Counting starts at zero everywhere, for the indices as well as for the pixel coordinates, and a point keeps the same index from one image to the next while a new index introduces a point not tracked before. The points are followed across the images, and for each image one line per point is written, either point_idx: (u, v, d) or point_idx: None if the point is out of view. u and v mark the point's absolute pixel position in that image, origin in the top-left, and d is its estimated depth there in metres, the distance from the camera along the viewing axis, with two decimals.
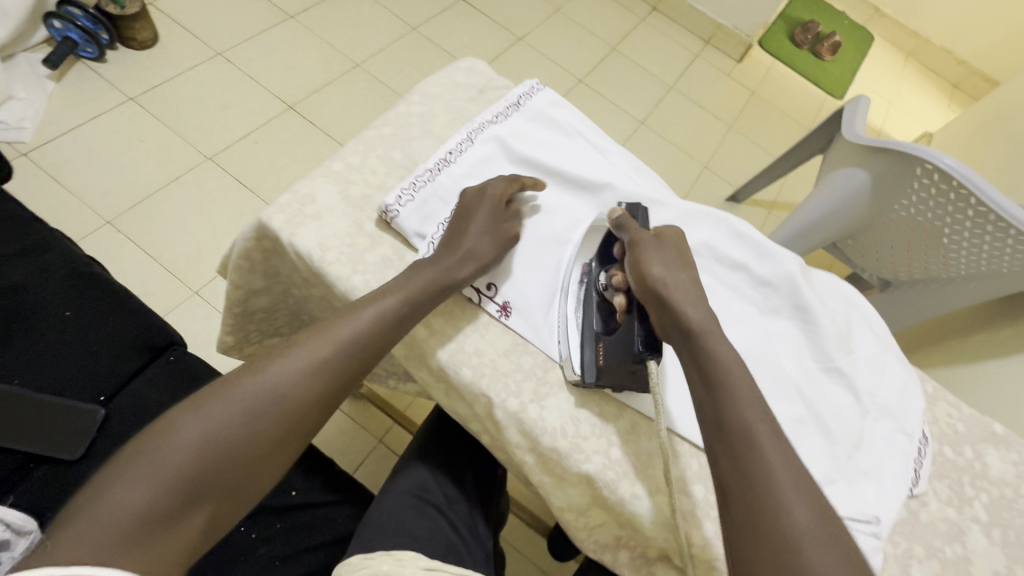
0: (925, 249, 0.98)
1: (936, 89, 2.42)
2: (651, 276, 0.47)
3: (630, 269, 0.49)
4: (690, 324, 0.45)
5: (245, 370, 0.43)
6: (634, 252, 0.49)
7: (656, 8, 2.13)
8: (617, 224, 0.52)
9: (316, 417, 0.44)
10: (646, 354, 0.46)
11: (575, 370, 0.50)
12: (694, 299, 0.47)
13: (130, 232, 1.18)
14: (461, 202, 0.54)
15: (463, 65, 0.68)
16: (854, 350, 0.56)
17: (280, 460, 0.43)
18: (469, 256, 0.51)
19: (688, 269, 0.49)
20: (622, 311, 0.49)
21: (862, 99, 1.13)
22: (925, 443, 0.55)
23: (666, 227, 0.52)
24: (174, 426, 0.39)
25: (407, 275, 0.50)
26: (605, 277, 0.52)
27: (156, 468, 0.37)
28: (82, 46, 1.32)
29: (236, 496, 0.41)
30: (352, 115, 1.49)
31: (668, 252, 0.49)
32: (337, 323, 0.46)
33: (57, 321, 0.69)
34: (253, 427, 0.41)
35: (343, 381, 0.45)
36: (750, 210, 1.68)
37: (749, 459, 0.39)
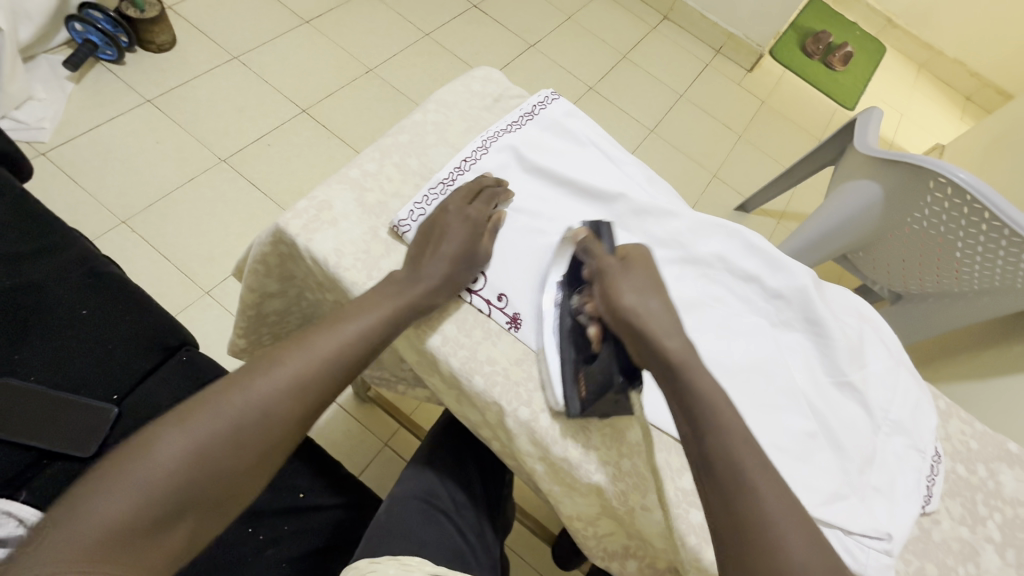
0: (937, 262, 0.97)
1: (948, 101, 2.41)
2: (624, 308, 0.46)
3: (602, 298, 0.48)
4: (670, 356, 0.45)
5: (230, 384, 0.43)
6: (604, 282, 0.48)
7: (667, 16, 2.13)
8: (584, 249, 0.52)
9: (299, 430, 0.45)
10: (626, 385, 0.47)
11: (558, 403, 0.49)
12: (669, 326, 0.46)
13: (144, 232, 1.20)
14: (437, 221, 0.53)
15: (478, 74, 0.68)
16: (866, 364, 0.56)
17: (264, 470, 0.44)
18: (446, 281, 0.51)
19: (661, 294, 0.49)
20: (597, 340, 0.49)
21: (875, 111, 1.13)
22: (937, 460, 0.54)
23: (630, 248, 0.52)
24: (158, 439, 0.40)
25: (384, 293, 0.50)
26: (575, 303, 0.51)
27: (141, 480, 0.38)
28: (102, 48, 1.34)
29: (219, 507, 0.42)
30: (364, 119, 1.51)
31: (638, 277, 0.49)
32: (320, 338, 0.47)
33: (73, 319, 0.70)
34: (237, 441, 0.42)
35: (325, 396, 0.46)
36: (760, 220, 1.67)
37: (744, 489, 0.39)
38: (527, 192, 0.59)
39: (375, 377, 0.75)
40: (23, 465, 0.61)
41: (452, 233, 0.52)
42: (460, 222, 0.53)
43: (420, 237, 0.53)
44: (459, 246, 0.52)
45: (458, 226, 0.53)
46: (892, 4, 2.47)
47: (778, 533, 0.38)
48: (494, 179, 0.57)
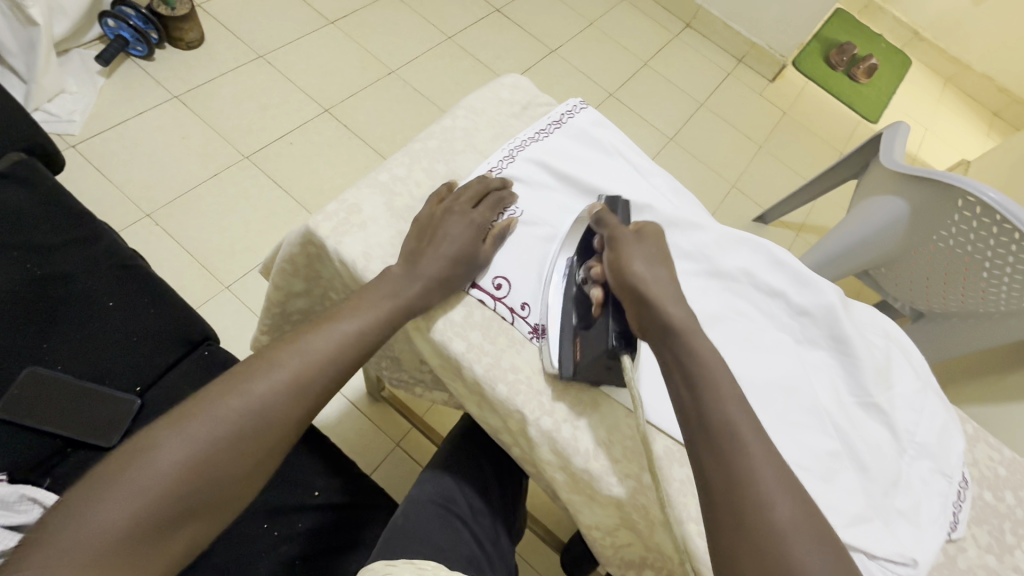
0: (962, 281, 0.95)
1: (975, 116, 2.37)
2: (631, 274, 0.49)
3: (611, 264, 0.50)
4: (671, 322, 0.45)
5: (230, 386, 0.43)
6: (617, 248, 0.51)
7: (690, 24, 2.12)
8: (597, 219, 0.54)
9: (298, 432, 0.46)
10: (618, 350, 0.49)
11: (551, 362, 0.51)
12: (675, 296, 0.47)
13: (168, 226, 1.22)
14: (428, 222, 0.53)
15: (507, 81, 0.68)
16: (893, 385, 0.55)
17: (262, 472, 0.44)
18: (441, 282, 0.52)
19: (668, 267, 0.50)
20: (598, 304, 0.51)
21: (902, 125, 1.11)
22: (965, 486, 0.53)
23: (645, 223, 0.54)
24: (158, 445, 0.39)
25: (380, 293, 0.50)
26: (582, 270, 0.53)
27: (141, 487, 0.38)
28: (132, 44, 1.36)
29: (220, 511, 0.42)
30: (386, 120, 1.52)
31: (649, 249, 0.51)
32: (318, 339, 0.47)
33: (100, 311, 0.71)
34: (238, 443, 0.42)
35: (322, 397, 0.47)
36: (778, 232, 1.66)
37: (753, 498, 0.38)
38: (554, 201, 0.60)
39: (392, 379, 0.75)
40: (48, 453, 0.63)
41: (454, 236, 0.53)
42: (461, 224, 0.54)
43: (417, 234, 0.53)
44: (460, 248, 0.53)
45: (461, 228, 0.53)
46: (919, 17, 2.44)
47: (787, 549, 0.36)
48: (500, 182, 0.58)
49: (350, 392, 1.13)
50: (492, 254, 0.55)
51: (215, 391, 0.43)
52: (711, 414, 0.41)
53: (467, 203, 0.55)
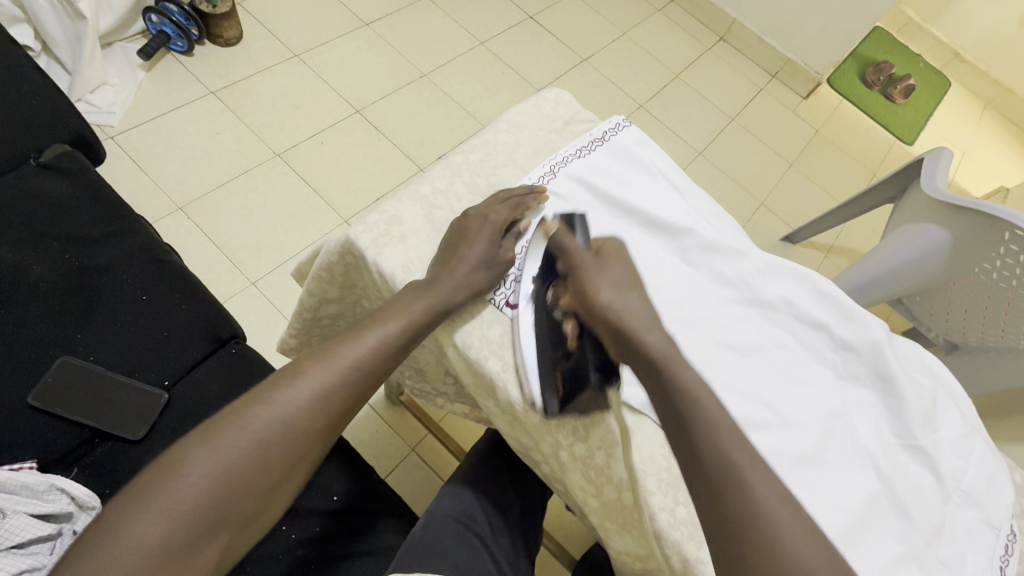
0: (1004, 315, 0.91)
1: (1015, 142, 2.31)
2: (602, 306, 0.46)
3: (577, 296, 0.48)
4: (651, 353, 0.43)
5: (254, 398, 0.43)
6: (579, 276, 0.48)
7: (723, 37, 2.10)
8: (556, 244, 0.52)
9: (324, 441, 0.45)
10: (603, 382, 0.48)
11: (533, 402, 0.49)
12: (648, 322, 0.45)
13: (198, 219, 1.23)
14: (456, 226, 0.53)
15: (549, 96, 0.68)
16: (938, 428, 0.53)
17: (293, 483, 0.43)
18: (467, 284, 0.51)
19: (637, 287, 0.48)
20: (573, 337, 0.49)
21: (945, 151, 1.08)
22: (1013, 539, 0.51)
23: (604, 240, 0.51)
24: (189, 458, 0.39)
25: (406, 296, 0.50)
26: (551, 302, 0.51)
27: (170, 502, 0.38)
28: (174, 40, 1.39)
29: (249, 524, 0.41)
30: (415, 123, 1.53)
31: (613, 272, 0.48)
32: (342, 346, 0.47)
33: (133, 304, 0.72)
34: (263, 455, 0.41)
35: (347, 403, 0.46)
36: (806, 252, 1.62)
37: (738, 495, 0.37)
38: (593, 219, 0.58)
39: (414, 388, 0.75)
40: (76, 443, 0.63)
41: (477, 244, 0.52)
42: (483, 231, 0.53)
43: (444, 250, 0.52)
44: (482, 257, 0.52)
45: (480, 228, 0.53)
46: (961, 37, 2.38)
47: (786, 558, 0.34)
48: (532, 198, 0.57)
49: None
50: (512, 255, 0.55)
51: (245, 402, 0.43)
52: (735, 507, 0.36)
53: (495, 207, 0.54)
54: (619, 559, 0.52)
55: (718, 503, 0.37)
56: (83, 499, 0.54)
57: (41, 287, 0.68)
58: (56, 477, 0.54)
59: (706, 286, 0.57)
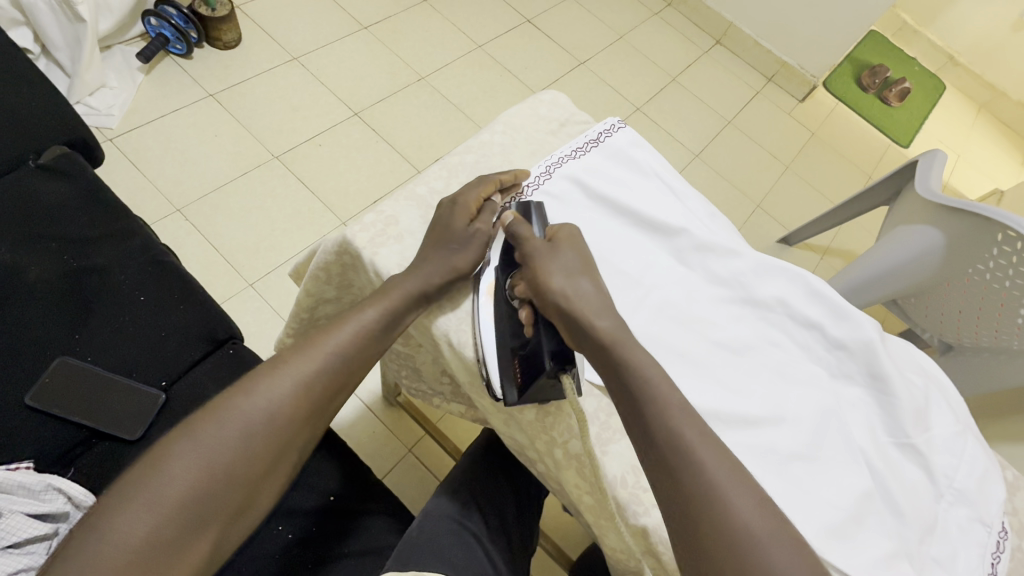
0: (997, 317, 0.92)
1: (1009, 145, 2.32)
2: (555, 292, 0.47)
3: (532, 282, 0.49)
4: (604, 336, 0.45)
5: (237, 391, 0.43)
6: (533, 264, 0.49)
7: (719, 41, 2.11)
8: (512, 233, 0.52)
9: (310, 430, 0.45)
10: (558, 369, 0.48)
11: (493, 389, 0.48)
12: (598, 306, 0.47)
13: (197, 221, 1.24)
14: (435, 214, 0.54)
15: (546, 97, 0.68)
16: (930, 426, 0.53)
17: (280, 473, 0.44)
18: (450, 271, 0.51)
19: (589, 273, 0.49)
20: (529, 324, 0.50)
21: (939, 153, 1.09)
22: (1004, 536, 0.51)
23: (557, 229, 0.52)
24: (177, 452, 0.39)
25: (387, 285, 0.50)
26: (507, 290, 0.52)
27: (156, 498, 0.38)
28: (173, 43, 1.40)
29: (240, 516, 0.41)
30: (413, 126, 1.53)
31: (565, 259, 0.50)
32: (324, 336, 0.47)
33: (131, 303, 0.72)
34: (249, 446, 0.42)
35: (332, 392, 0.47)
36: (802, 254, 1.63)
37: (705, 500, 0.37)
38: (586, 219, 0.59)
39: (409, 388, 0.75)
40: (73, 444, 0.63)
41: (452, 227, 0.52)
42: (456, 215, 0.53)
43: (425, 236, 0.53)
44: (457, 238, 0.52)
45: (453, 213, 0.53)
46: (955, 42, 2.40)
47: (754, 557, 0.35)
48: (509, 176, 0.57)
49: (364, 394, 1.14)
50: (487, 233, 0.54)
51: (232, 395, 0.43)
52: (704, 512, 0.37)
53: (467, 191, 0.54)
54: (614, 556, 0.52)
55: (684, 508, 0.38)
56: (79, 499, 0.54)
57: (37, 288, 0.68)
58: (53, 477, 0.54)
59: (701, 285, 0.57)
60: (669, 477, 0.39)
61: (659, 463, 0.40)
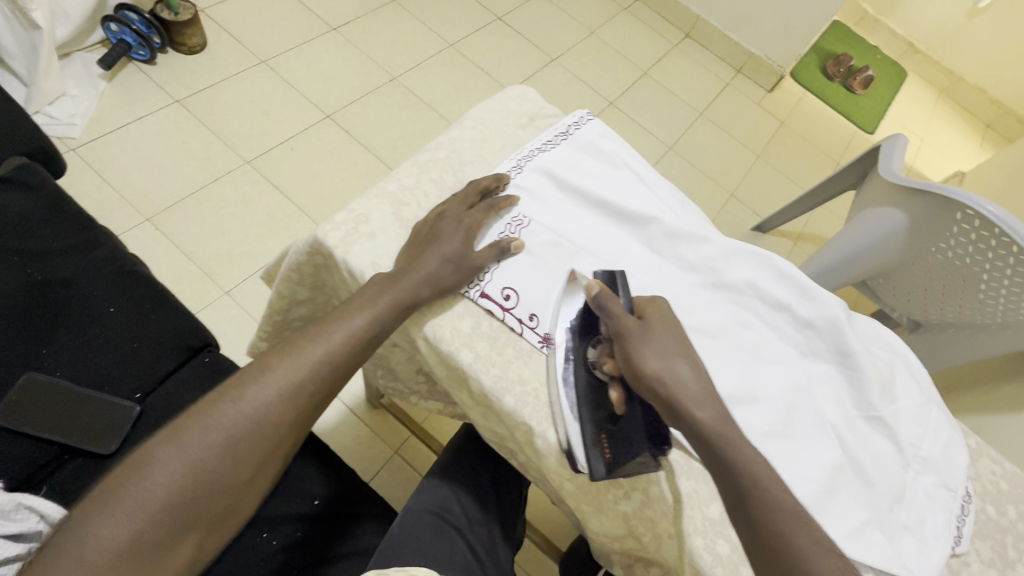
0: (961, 292, 0.95)
1: (968, 128, 2.41)
2: (651, 376, 0.45)
3: (624, 362, 0.46)
4: (704, 429, 0.43)
5: (218, 397, 0.41)
6: (626, 344, 0.46)
7: (689, 34, 2.14)
8: (598, 305, 0.49)
9: (295, 436, 0.44)
10: (653, 448, 0.46)
11: (579, 466, 0.47)
12: (698, 394, 0.44)
13: (168, 230, 1.21)
14: (426, 226, 0.53)
15: (514, 92, 0.69)
16: (896, 399, 0.55)
17: (265, 478, 0.42)
18: (430, 278, 0.50)
19: (686, 355, 0.47)
20: (620, 403, 0.48)
21: (900, 137, 1.12)
22: (968, 501, 0.53)
23: (646, 304, 0.50)
24: (155, 460, 0.38)
25: (376, 291, 0.49)
26: (593, 360, 0.49)
27: (137, 504, 0.36)
28: (135, 48, 1.36)
29: (222, 522, 0.40)
30: (386, 127, 1.52)
31: (660, 338, 0.47)
32: (309, 342, 0.45)
33: (101, 316, 0.70)
34: (232, 454, 0.40)
35: (319, 398, 0.45)
36: (776, 241, 1.67)
37: (751, 493, 0.40)
38: (562, 211, 0.59)
39: (388, 388, 0.74)
40: (45, 461, 0.61)
41: (449, 241, 0.52)
42: (457, 233, 0.53)
43: (408, 247, 0.52)
44: (454, 255, 0.52)
45: (453, 228, 0.53)
46: (914, 29, 2.47)
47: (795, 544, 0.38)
48: (492, 181, 0.58)
49: (347, 398, 1.13)
50: (485, 259, 0.54)
51: (213, 401, 0.41)
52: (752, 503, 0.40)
53: (458, 204, 0.55)
54: (598, 540, 0.52)
55: (735, 499, 0.41)
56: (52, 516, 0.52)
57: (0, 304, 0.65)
58: (24, 496, 0.52)
59: (672, 272, 0.58)
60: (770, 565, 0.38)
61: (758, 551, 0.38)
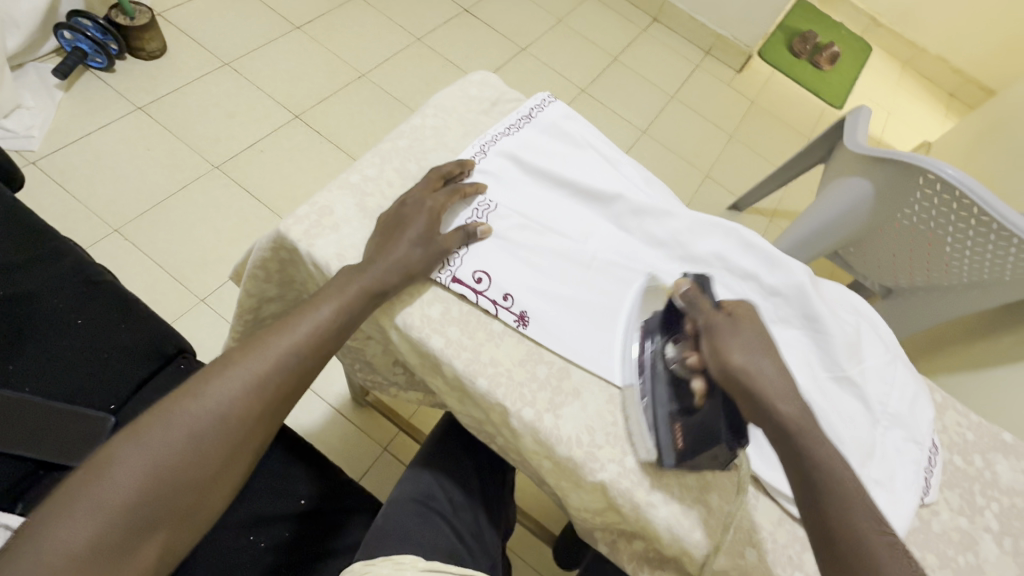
0: (927, 256, 0.98)
1: (933, 99, 2.46)
2: (735, 368, 0.44)
3: (708, 355, 0.46)
4: (786, 423, 0.43)
5: (181, 393, 0.41)
6: (714, 337, 0.46)
7: (656, 18, 2.15)
8: (685, 299, 0.49)
9: (264, 429, 0.44)
10: (731, 441, 0.46)
11: (650, 453, 0.48)
12: (782, 388, 0.44)
13: (137, 240, 1.19)
14: (394, 212, 0.53)
15: (475, 78, 0.69)
16: (863, 359, 0.56)
17: (235, 474, 0.42)
18: (398, 265, 0.50)
19: (772, 353, 0.46)
20: (702, 395, 0.46)
21: (864, 109, 1.14)
22: (935, 451, 0.55)
23: (734, 301, 0.49)
24: (115, 460, 0.37)
25: (343, 280, 0.49)
26: (673, 354, 0.48)
27: (97, 505, 0.35)
28: (91, 56, 1.33)
29: (191, 519, 0.40)
30: (356, 125, 1.51)
31: (747, 334, 0.46)
32: (273, 335, 0.45)
33: (68, 329, 0.68)
34: (197, 449, 0.40)
35: (286, 391, 0.45)
36: (752, 219, 1.69)
37: (830, 492, 0.41)
38: (529, 194, 0.60)
39: (367, 382, 0.74)
40: (20, 475, 0.59)
41: (413, 226, 0.52)
42: (420, 216, 0.52)
43: (374, 236, 0.52)
44: (420, 239, 0.52)
45: (418, 214, 0.53)
46: (877, 4, 2.50)
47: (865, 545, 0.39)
48: (455, 166, 0.57)
49: (332, 398, 1.12)
50: (450, 244, 0.53)
51: (174, 398, 0.41)
52: (832, 504, 0.40)
53: (423, 190, 0.55)
54: (580, 515, 0.53)
55: (812, 498, 0.42)
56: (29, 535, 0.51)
57: None
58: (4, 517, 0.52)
59: (641, 248, 0.59)
60: (839, 556, 0.39)
61: (829, 543, 0.40)
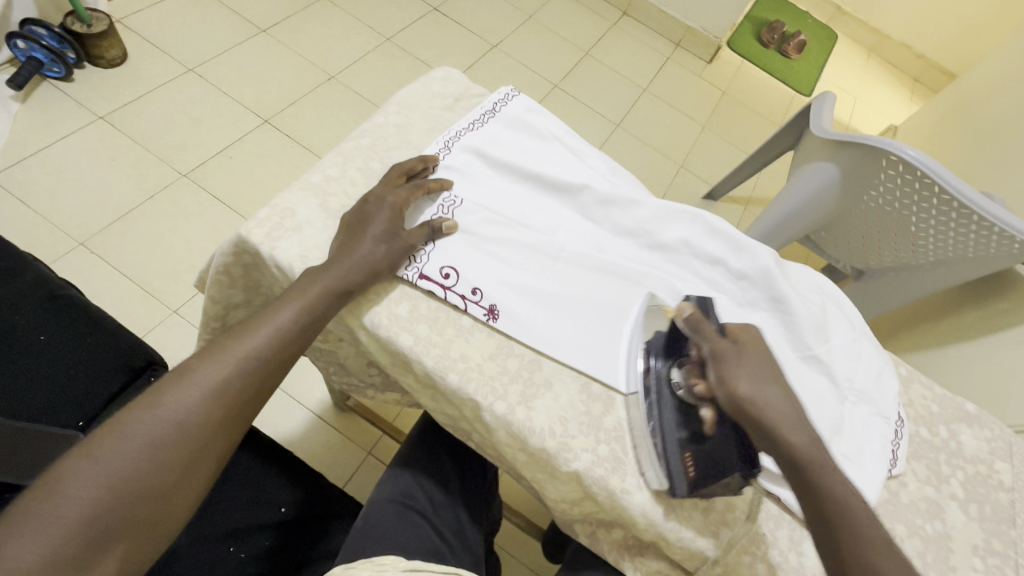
0: (894, 237, 1.01)
1: (898, 84, 2.51)
2: (741, 398, 0.43)
3: (716, 386, 0.44)
4: (797, 457, 0.42)
5: (138, 403, 0.40)
6: (720, 366, 0.44)
7: (626, 12, 2.16)
8: (689, 325, 0.47)
9: (227, 437, 0.42)
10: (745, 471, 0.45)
11: (660, 482, 0.47)
12: (793, 419, 0.43)
13: (104, 253, 1.16)
14: (357, 211, 0.52)
15: (438, 74, 0.68)
16: (830, 338, 0.57)
17: (199, 484, 0.41)
18: (363, 262, 0.49)
19: (779, 381, 0.45)
20: (711, 424, 0.46)
21: (829, 95, 1.15)
22: (902, 424, 0.56)
23: (739, 327, 0.47)
24: (68, 473, 0.36)
25: (307, 281, 0.48)
26: (680, 380, 0.47)
27: (49, 519, 0.34)
28: (48, 65, 1.29)
29: (153, 532, 0.38)
30: (328, 127, 1.49)
31: (753, 363, 0.45)
32: (234, 340, 0.44)
33: (30, 345, 0.66)
34: (154, 458, 0.39)
35: (250, 394, 0.44)
36: (726, 207, 1.71)
37: (847, 533, 0.39)
38: (495, 188, 0.60)
39: (344, 386, 0.73)
40: None
41: (375, 223, 0.51)
42: (382, 213, 0.52)
43: (337, 236, 0.51)
44: (384, 235, 0.51)
45: (381, 211, 0.52)
46: None
47: None
48: (418, 163, 0.57)
49: (313, 404, 1.11)
50: (415, 239, 0.53)
51: (132, 408, 0.40)
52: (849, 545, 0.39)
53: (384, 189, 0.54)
54: (557, 506, 0.53)
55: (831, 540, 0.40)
56: None
57: None
58: None
59: (609, 239, 0.59)
60: None
61: None
